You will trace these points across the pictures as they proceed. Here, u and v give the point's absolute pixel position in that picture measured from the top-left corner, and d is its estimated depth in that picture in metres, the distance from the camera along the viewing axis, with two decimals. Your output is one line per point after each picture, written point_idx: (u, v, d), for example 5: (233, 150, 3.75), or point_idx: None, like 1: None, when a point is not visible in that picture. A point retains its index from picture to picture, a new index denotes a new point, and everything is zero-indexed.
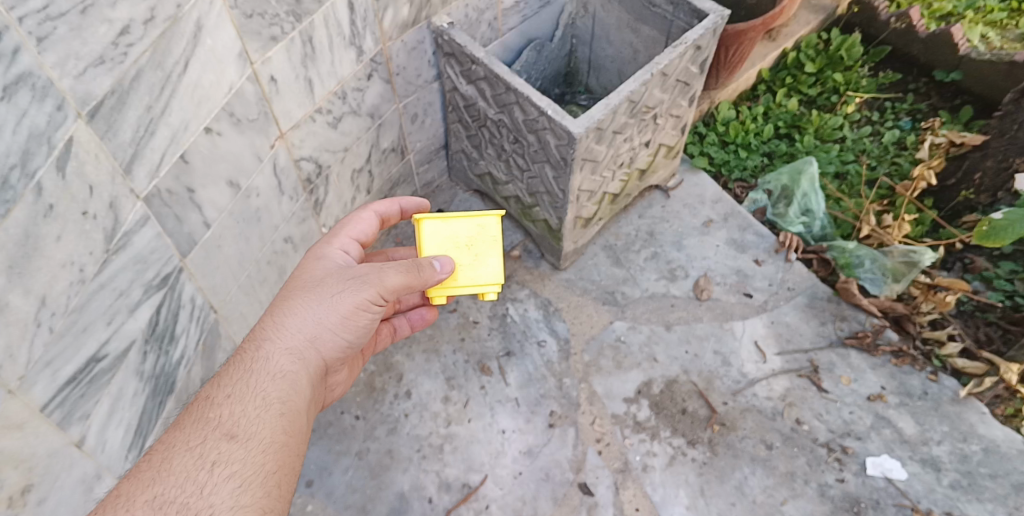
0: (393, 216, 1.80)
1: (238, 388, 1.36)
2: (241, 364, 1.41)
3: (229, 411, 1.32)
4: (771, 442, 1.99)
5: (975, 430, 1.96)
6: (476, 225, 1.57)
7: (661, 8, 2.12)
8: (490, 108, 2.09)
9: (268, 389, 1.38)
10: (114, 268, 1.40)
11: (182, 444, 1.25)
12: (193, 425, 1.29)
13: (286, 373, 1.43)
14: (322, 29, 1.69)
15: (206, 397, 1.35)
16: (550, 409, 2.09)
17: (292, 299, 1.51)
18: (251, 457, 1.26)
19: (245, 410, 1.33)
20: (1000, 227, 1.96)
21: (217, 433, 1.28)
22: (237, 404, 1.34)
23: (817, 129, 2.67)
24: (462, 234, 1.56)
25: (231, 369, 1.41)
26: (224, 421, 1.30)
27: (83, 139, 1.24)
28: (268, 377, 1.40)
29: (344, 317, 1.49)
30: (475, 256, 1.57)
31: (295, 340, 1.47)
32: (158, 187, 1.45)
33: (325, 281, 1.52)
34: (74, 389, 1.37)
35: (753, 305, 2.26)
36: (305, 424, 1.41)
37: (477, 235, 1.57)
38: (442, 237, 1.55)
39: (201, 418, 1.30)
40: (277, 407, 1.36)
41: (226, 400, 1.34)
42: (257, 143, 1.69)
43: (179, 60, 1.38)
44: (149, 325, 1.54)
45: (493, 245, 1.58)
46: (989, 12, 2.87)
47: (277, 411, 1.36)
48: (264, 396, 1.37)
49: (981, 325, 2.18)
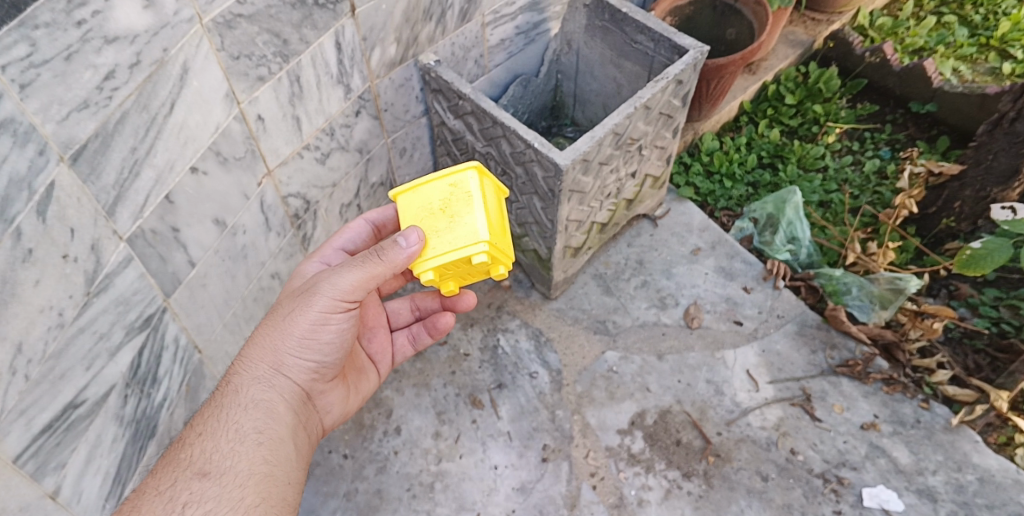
0: (389, 224, 1.77)
1: (208, 425, 1.34)
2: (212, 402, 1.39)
3: (200, 449, 1.29)
4: (766, 473, 1.98)
5: (969, 459, 1.96)
6: (449, 186, 1.44)
7: (643, 45, 2.15)
8: (478, 142, 2.09)
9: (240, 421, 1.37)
10: (95, 311, 1.37)
11: (154, 488, 1.21)
12: (164, 469, 1.25)
13: (259, 403, 1.42)
14: (309, 69, 1.68)
15: (177, 437, 1.33)
16: (543, 443, 2.06)
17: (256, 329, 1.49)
18: (226, 492, 1.23)
19: (217, 445, 1.31)
20: (979, 256, 1.98)
21: (190, 472, 1.25)
22: (210, 441, 1.31)
23: (800, 158, 2.70)
24: (435, 199, 1.45)
25: (203, 408, 1.39)
26: (195, 460, 1.27)
27: (65, 183, 1.22)
28: (240, 409, 1.39)
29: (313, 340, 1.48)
30: (451, 218, 1.42)
31: (262, 369, 1.46)
32: (142, 228, 1.43)
33: (285, 304, 1.50)
34: (50, 437, 1.33)
35: (744, 332, 2.26)
36: (283, 453, 1.37)
37: (450, 196, 1.44)
38: (416, 208, 1.46)
39: (174, 460, 1.27)
40: (252, 439, 1.35)
41: (197, 437, 1.31)
42: (244, 182, 1.68)
43: (165, 102, 1.37)
44: (130, 369, 1.50)
45: (469, 202, 1.42)
46: (960, 46, 2.96)
47: (253, 443, 1.34)
48: (237, 429, 1.35)
49: (969, 353, 2.19)
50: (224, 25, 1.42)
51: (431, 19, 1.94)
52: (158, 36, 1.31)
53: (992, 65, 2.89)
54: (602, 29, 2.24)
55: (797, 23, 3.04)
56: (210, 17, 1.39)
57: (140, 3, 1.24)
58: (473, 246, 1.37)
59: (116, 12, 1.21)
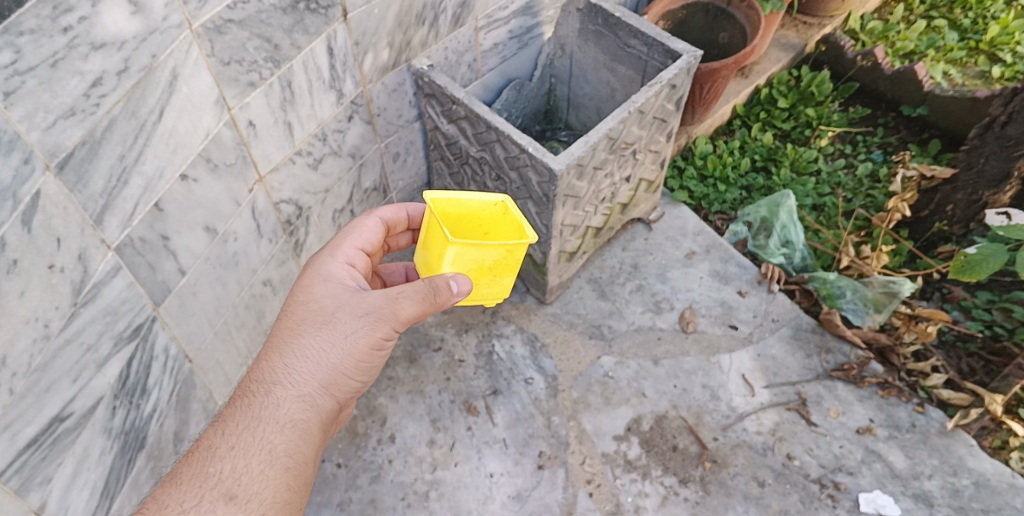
0: (399, 223, 1.63)
1: (243, 440, 1.26)
2: (249, 410, 1.31)
3: (232, 468, 1.22)
4: (762, 479, 1.97)
5: (964, 463, 1.96)
6: (508, 253, 1.40)
7: (636, 49, 2.14)
8: (472, 146, 2.07)
9: (274, 439, 1.28)
10: (82, 322, 1.34)
11: (177, 505, 1.14)
12: (191, 482, 1.18)
13: (297, 422, 1.33)
14: (301, 74, 1.66)
15: (208, 445, 1.25)
16: (539, 449, 2.05)
17: (305, 337, 1.39)
18: None
19: (247, 466, 1.23)
20: (974, 262, 1.99)
21: (217, 494, 1.17)
22: (241, 459, 1.23)
23: (793, 162, 2.71)
24: (490, 258, 1.41)
25: (238, 412, 1.30)
26: (223, 479, 1.20)
27: (51, 192, 1.19)
28: (278, 426, 1.30)
29: (357, 358, 1.40)
30: (493, 277, 1.48)
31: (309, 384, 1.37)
32: (131, 236, 1.40)
33: (340, 316, 1.40)
34: (34, 452, 1.29)
35: (739, 337, 2.25)
36: (310, 480, 1.31)
37: (505, 259, 1.42)
38: (467, 260, 1.40)
39: (201, 473, 1.20)
40: (284, 463, 1.27)
41: (230, 453, 1.23)
42: (235, 189, 1.65)
43: (154, 109, 1.35)
44: (118, 380, 1.46)
45: (515, 269, 1.47)
46: (950, 50, 2.97)
47: (284, 468, 1.27)
48: (270, 448, 1.27)
49: (963, 356, 2.19)
50: (213, 30, 1.40)
51: (423, 24, 1.92)
52: (146, 42, 1.28)
53: (982, 69, 2.90)
54: (595, 33, 2.23)
55: (788, 27, 3.04)
56: (200, 22, 1.36)
57: (128, 8, 1.22)
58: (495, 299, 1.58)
59: (103, 18, 1.18)
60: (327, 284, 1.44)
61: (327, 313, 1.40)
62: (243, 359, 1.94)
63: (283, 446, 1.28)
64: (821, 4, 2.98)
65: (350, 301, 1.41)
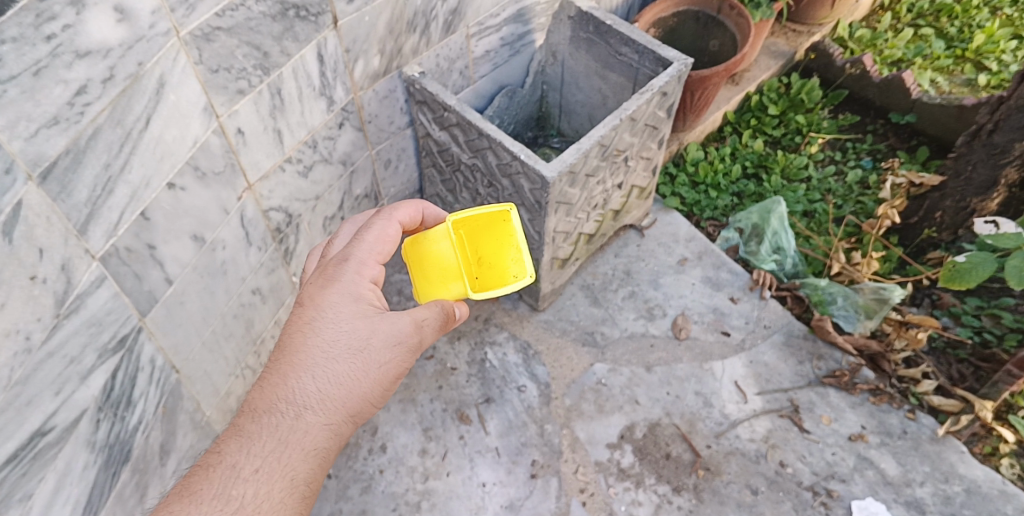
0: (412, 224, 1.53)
1: (268, 464, 1.19)
2: (276, 431, 1.23)
3: (254, 493, 1.15)
4: (756, 487, 1.97)
5: (956, 470, 1.97)
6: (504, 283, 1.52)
7: (627, 57, 2.14)
8: (463, 153, 2.06)
9: (298, 464, 1.22)
10: (65, 334, 1.30)
11: None
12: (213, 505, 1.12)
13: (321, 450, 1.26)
14: (291, 81, 1.64)
15: (229, 464, 1.18)
16: (532, 458, 2.03)
17: (338, 358, 1.31)
18: None
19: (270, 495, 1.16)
20: (963, 270, 1.99)
21: None
22: (265, 486, 1.17)
23: (783, 169, 2.71)
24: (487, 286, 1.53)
25: (263, 429, 1.23)
26: (246, 507, 1.14)
27: (34, 202, 1.16)
28: (303, 453, 1.23)
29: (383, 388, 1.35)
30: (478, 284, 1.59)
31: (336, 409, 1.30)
32: (117, 246, 1.37)
33: (375, 342, 1.34)
34: (15, 467, 1.24)
35: (731, 343, 2.25)
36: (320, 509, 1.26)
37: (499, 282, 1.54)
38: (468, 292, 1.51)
39: (223, 495, 1.14)
40: (303, 493, 1.21)
41: (254, 477, 1.17)
42: (223, 197, 1.63)
43: (140, 117, 1.33)
44: (103, 392, 1.43)
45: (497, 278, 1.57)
46: (937, 58, 3.00)
47: (303, 499, 1.21)
48: (294, 475, 1.20)
49: (953, 362, 2.21)
50: (202, 38, 1.38)
51: (415, 31, 1.91)
52: (133, 49, 1.26)
53: (968, 77, 2.92)
54: (586, 41, 2.23)
55: (778, 34, 3.06)
56: (188, 30, 1.34)
57: (114, 16, 1.20)
58: None
59: (88, 25, 1.16)
60: (360, 300, 1.36)
61: (357, 334, 1.33)
62: (231, 370, 1.91)
63: (305, 475, 1.22)
64: (810, 12, 3.00)
65: (382, 325, 1.35)
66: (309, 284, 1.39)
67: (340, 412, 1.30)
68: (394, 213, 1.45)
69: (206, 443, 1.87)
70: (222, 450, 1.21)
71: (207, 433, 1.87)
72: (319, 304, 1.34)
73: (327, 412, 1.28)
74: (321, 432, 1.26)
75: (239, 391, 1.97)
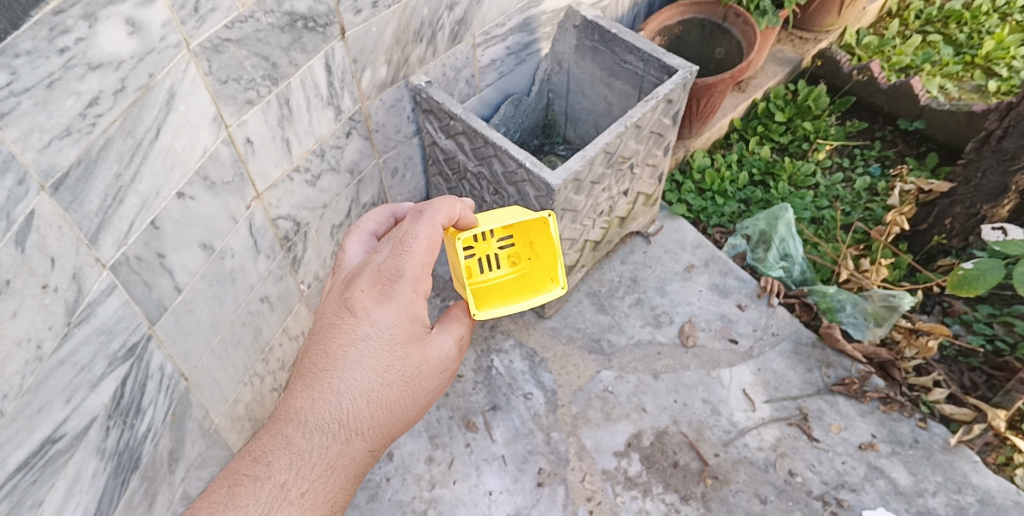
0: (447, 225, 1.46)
1: (314, 487, 1.16)
2: (322, 451, 1.19)
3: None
4: (765, 496, 1.96)
5: (968, 479, 1.95)
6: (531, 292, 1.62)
7: (633, 65, 2.14)
8: (469, 161, 2.07)
9: (342, 488, 1.21)
10: (76, 342, 1.32)
11: None
12: None
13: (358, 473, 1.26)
14: (299, 91, 1.66)
15: (279, 483, 1.13)
16: (539, 466, 2.03)
17: (389, 380, 1.30)
18: None
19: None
20: (972, 277, 1.98)
21: None
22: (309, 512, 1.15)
23: (791, 176, 2.71)
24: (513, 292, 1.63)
25: (309, 447, 1.18)
26: None
27: (46, 212, 1.18)
28: (344, 475, 1.22)
29: (416, 413, 1.37)
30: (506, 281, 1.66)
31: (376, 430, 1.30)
32: (127, 254, 1.39)
33: (423, 370, 1.35)
34: (26, 475, 1.25)
35: (739, 351, 2.24)
36: None
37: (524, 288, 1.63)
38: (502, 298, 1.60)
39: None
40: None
41: (303, 502, 1.13)
42: (232, 206, 1.64)
43: (151, 127, 1.34)
44: (113, 400, 1.44)
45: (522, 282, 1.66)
46: (945, 64, 2.98)
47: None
48: (335, 500, 1.19)
49: (965, 371, 2.19)
50: (211, 49, 1.39)
51: (421, 41, 1.92)
52: (144, 61, 1.28)
53: (978, 83, 2.91)
54: (591, 49, 2.24)
55: (784, 42, 3.06)
56: (198, 42, 1.36)
57: (125, 28, 1.21)
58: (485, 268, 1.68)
59: (100, 38, 1.18)
60: (416, 321, 1.34)
61: (410, 357, 1.33)
62: (240, 377, 1.92)
63: (342, 498, 1.21)
64: (817, 19, 3.00)
65: (430, 353, 1.37)
66: (366, 282, 1.33)
67: (380, 434, 1.30)
68: (439, 215, 1.37)
69: (214, 450, 1.88)
70: (263, 465, 1.15)
71: (215, 441, 1.87)
72: (381, 315, 1.30)
73: (372, 434, 1.27)
74: (362, 455, 1.26)
75: (247, 399, 1.98)
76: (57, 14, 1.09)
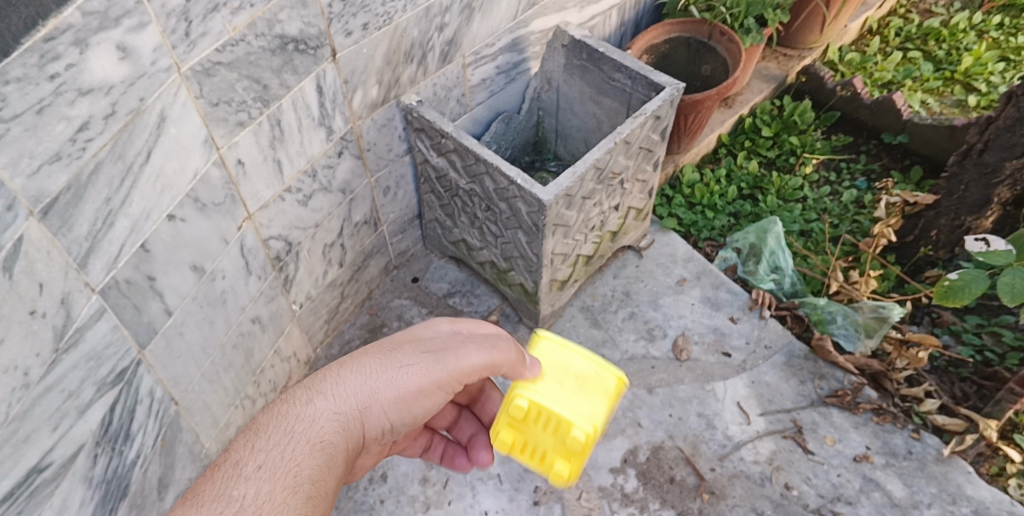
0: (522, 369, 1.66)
1: (270, 459, 1.14)
2: (283, 425, 1.21)
3: (252, 485, 1.09)
4: (761, 510, 1.95)
5: (963, 491, 1.95)
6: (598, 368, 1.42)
7: (620, 83, 2.16)
8: (461, 179, 2.07)
9: (304, 458, 1.17)
10: (64, 368, 1.30)
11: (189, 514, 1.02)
12: (209, 493, 1.06)
13: (327, 447, 1.21)
14: (291, 112, 1.66)
15: (236, 460, 1.13)
16: (534, 485, 2.01)
17: (362, 358, 1.32)
18: None
19: (273, 491, 1.09)
20: (957, 288, 2.00)
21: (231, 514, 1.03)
22: (264, 480, 1.10)
23: (779, 190, 2.73)
24: (576, 367, 1.42)
25: (273, 425, 1.21)
26: (239, 496, 1.07)
27: (35, 237, 1.16)
28: (308, 447, 1.18)
29: (402, 397, 1.29)
30: (577, 386, 1.39)
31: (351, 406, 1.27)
32: (116, 278, 1.37)
33: (402, 350, 1.34)
34: (12, 505, 1.23)
35: (732, 364, 2.25)
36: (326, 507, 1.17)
37: (591, 373, 1.41)
38: (552, 363, 1.43)
39: (222, 486, 1.08)
40: (304, 490, 1.12)
41: (258, 472, 1.11)
42: (223, 227, 1.63)
43: (142, 151, 1.33)
44: (101, 426, 1.41)
45: (603, 394, 1.39)
46: (926, 80, 3.03)
47: (303, 496, 1.11)
48: (296, 471, 1.14)
49: (955, 381, 2.20)
50: (202, 72, 1.39)
51: (412, 61, 1.93)
52: (134, 86, 1.27)
53: (958, 98, 2.96)
54: (580, 68, 2.26)
55: (769, 58, 3.10)
56: (189, 65, 1.36)
57: (116, 54, 1.21)
58: (580, 423, 1.32)
59: (90, 63, 1.17)
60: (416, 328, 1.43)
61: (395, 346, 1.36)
62: (231, 400, 1.89)
63: (308, 472, 1.15)
64: (801, 36, 3.05)
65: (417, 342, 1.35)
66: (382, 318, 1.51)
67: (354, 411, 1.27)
68: None
69: None
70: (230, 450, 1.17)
71: (205, 466, 1.85)
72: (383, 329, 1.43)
73: (342, 407, 1.26)
74: (331, 427, 1.23)
75: (238, 422, 1.96)
76: (47, 41, 1.08)
